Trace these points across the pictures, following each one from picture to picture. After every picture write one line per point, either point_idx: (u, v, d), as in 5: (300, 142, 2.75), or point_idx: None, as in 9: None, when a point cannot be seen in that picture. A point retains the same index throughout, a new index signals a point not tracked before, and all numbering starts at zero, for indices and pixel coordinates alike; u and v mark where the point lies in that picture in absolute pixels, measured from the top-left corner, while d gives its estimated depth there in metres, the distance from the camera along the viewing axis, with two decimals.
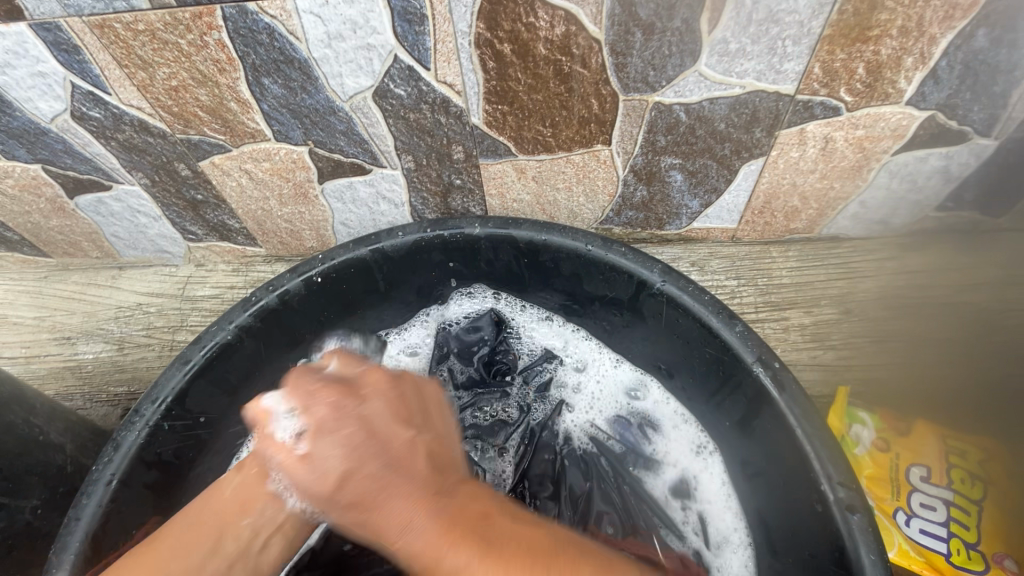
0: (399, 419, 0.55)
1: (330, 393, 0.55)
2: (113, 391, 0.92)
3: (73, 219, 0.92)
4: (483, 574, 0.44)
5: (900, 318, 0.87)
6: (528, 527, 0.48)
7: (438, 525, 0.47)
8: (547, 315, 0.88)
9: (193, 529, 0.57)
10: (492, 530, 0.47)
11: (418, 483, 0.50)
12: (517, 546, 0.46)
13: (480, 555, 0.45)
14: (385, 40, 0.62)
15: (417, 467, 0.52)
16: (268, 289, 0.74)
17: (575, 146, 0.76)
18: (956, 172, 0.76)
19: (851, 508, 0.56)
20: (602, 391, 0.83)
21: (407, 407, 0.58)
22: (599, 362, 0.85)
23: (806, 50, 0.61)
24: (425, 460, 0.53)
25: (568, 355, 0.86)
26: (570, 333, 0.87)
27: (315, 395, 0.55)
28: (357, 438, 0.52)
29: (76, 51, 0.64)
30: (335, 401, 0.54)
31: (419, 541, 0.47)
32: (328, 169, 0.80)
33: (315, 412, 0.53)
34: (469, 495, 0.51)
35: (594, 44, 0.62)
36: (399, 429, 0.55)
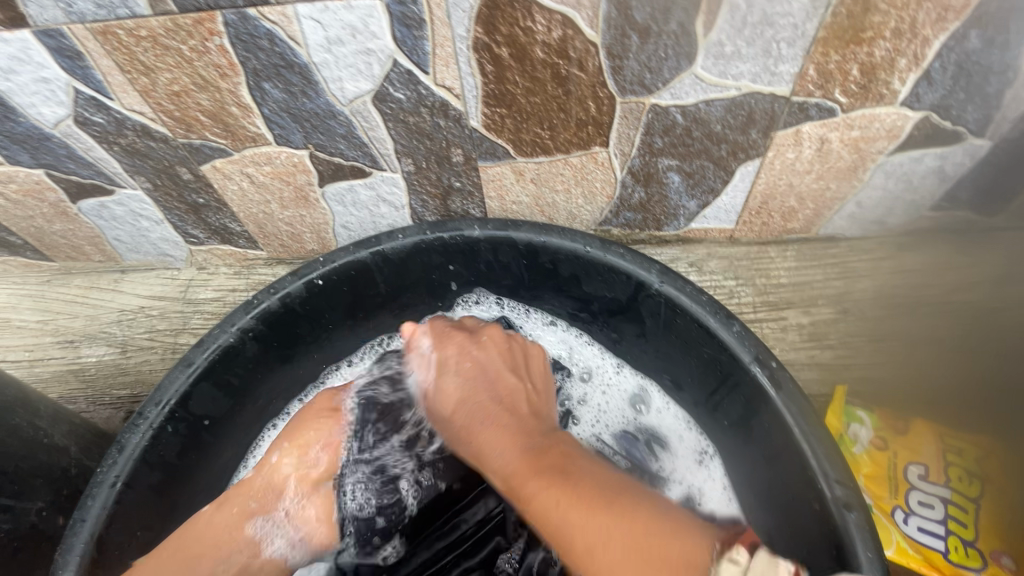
0: (508, 372, 0.70)
1: (458, 336, 0.74)
2: (115, 394, 0.93)
3: (76, 223, 0.92)
4: (550, 497, 0.54)
5: (897, 317, 0.88)
6: (609, 477, 0.56)
7: (527, 456, 0.59)
8: (551, 321, 0.89)
9: (171, 559, 0.63)
10: (572, 470, 0.57)
11: (520, 428, 0.63)
12: (597, 483, 0.55)
13: (553, 484, 0.55)
14: (384, 45, 0.63)
15: (521, 415, 0.66)
16: (270, 292, 0.74)
17: (573, 148, 0.76)
18: (951, 171, 0.77)
19: (849, 506, 0.57)
20: (611, 403, 0.84)
21: (515, 360, 0.72)
22: (603, 369, 0.86)
23: (801, 53, 0.62)
24: (526, 407, 0.67)
25: (573, 363, 0.87)
26: (574, 340, 0.88)
27: (448, 336, 0.74)
28: (469, 374, 0.70)
29: (79, 57, 0.65)
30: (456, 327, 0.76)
31: (512, 464, 0.59)
32: (329, 172, 0.81)
33: (445, 349, 0.72)
34: (557, 442, 0.62)
35: (591, 47, 0.63)
36: (504, 383, 0.69)
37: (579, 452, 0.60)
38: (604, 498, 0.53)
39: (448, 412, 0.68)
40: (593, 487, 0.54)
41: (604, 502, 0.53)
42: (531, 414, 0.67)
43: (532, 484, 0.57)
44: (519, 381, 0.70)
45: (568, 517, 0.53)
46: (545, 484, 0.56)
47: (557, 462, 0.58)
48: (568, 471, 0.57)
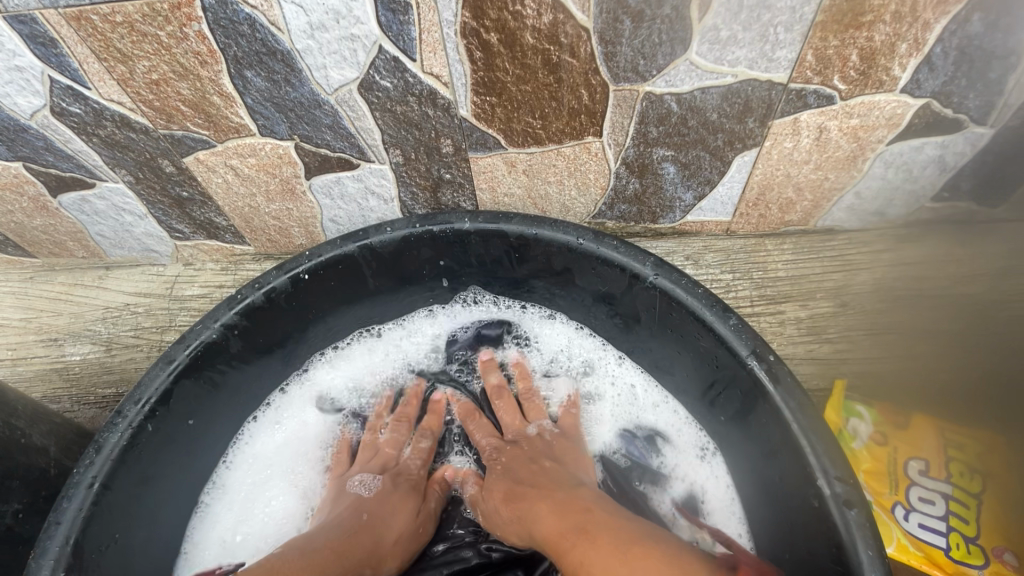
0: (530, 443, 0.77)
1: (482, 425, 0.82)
2: (101, 393, 0.91)
3: (57, 218, 0.90)
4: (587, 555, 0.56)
5: (898, 309, 0.86)
6: (625, 529, 0.58)
7: (552, 517, 0.63)
8: (549, 314, 0.87)
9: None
10: (592, 528, 0.59)
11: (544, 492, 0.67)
12: (613, 538, 0.57)
13: (585, 541, 0.58)
14: (369, 30, 0.61)
15: (542, 482, 0.69)
16: (254, 286, 0.72)
17: (565, 138, 0.74)
18: (952, 161, 0.75)
19: (849, 503, 0.55)
20: (614, 398, 0.82)
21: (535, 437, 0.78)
22: (604, 362, 0.84)
23: (798, 37, 0.60)
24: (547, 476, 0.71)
25: (572, 359, 0.85)
26: (573, 333, 0.86)
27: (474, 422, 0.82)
28: (500, 469, 0.74)
29: (53, 44, 0.63)
30: (486, 429, 0.81)
31: (544, 527, 0.63)
32: (315, 164, 0.79)
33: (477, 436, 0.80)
34: (580, 499, 0.65)
35: (582, 32, 0.61)
36: (530, 462, 0.73)
37: (599, 506, 0.63)
38: (618, 550, 0.55)
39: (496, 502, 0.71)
40: (611, 542, 0.57)
41: (619, 552, 0.55)
42: (556, 478, 0.70)
43: (562, 547, 0.59)
44: (547, 458, 0.74)
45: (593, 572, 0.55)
46: (570, 545, 0.59)
47: (577, 522, 0.61)
48: (589, 528, 0.59)
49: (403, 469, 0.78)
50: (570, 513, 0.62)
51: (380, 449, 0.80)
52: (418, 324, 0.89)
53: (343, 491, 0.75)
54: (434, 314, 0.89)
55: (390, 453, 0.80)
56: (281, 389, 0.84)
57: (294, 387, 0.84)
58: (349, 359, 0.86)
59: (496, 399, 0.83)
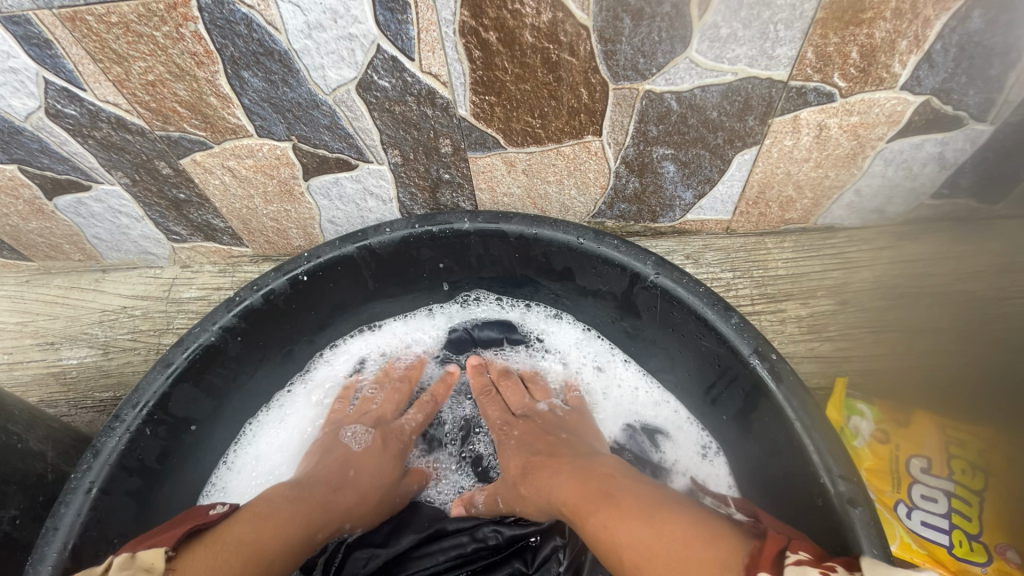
0: (556, 425, 0.75)
1: (495, 403, 0.81)
2: (99, 396, 0.90)
3: (53, 221, 0.89)
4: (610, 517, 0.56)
5: (898, 307, 0.86)
6: (650, 493, 0.58)
7: (575, 483, 0.62)
8: (556, 313, 0.86)
9: (213, 541, 0.56)
10: (617, 491, 0.59)
11: (570, 463, 0.66)
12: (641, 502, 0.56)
13: (606, 504, 0.57)
14: (367, 30, 0.60)
15: (560, 452, 0.69)
16: (253, 289, 0.72)
17: (565, 138, 0.74)
18: (951, 158, 0.75)
19: (853, 501, 0.55)
20: (621, 396, 0.82)
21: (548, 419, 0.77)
22: (613, 363, 0.84)
23: (799, 34, 0.60)
24: (561, 447, 0.70)
25: (579, 361, 0.85)
26: (580, 334, 0.86)
27: (489, 395, 0.82)
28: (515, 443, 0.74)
29: (48, 45, 0.62)
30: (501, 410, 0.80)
31: (565, 493, 0.62)
32: (313, 165, 0.79)
33: (489, 414, 0.80)
34: (597, 464, 0.65)
35: (582, 30, 0.60)
36: (546, 437, 0.73)
37: (620, 471, 0.62)
38: (646, 514, 0.54)
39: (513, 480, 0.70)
40: (638, 506, 0.56)
41: (647, 514, 0.54)
42: (574, 449, 0.70)
43: (584, 510, 0.59)
44: (561, 431, 0.74)
45: (620, 536, 0.54)
46: (595, 509, 0.58)
47: (601, 487, 0.60)
48: (606, 491, 0.59)
49: (396, 430, 0.79)
50: (592, 480, 0.62)
51: (375, 407, 0.81)
52: (422, 323, 0.89)
53: (335, 440, 0.76)
54: (437, 317, 0.89)
55: (387, 411, 0.81)
56: (285, 390, 0.84)
57: (298, 389, 0.85)
58: (347, 356, 0.87)
59: (501, 381, 0.84)
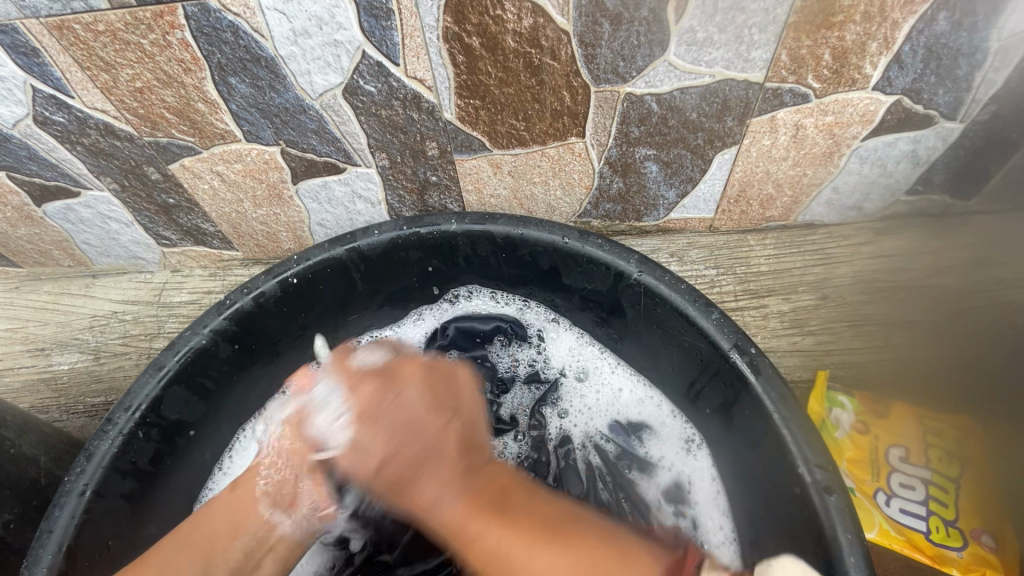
0: (430, 407, 0.61)
1: (371, 378, 0.62)
2: (89, 401, 0.90)
3: (42, 226, 0.90)
4: (505, 541, 0.51)
5: (876, 300, 0.88)
6: (541, 500, 0.55)
7: (468, 496, 0.55)
8: (553, 318, 0.87)
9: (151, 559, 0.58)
10: (512, 509, 0.54)
11: (447, 462, 0.58)
12: (533, 520, 0.52)
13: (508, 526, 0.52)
14: (352, 36, 0.62)
15: (447, 449, 0.59)
16: (243, 292, 0.73)
17: (549, 139, 0.76)
18: (924, 155, 0.78)
19: (829, 489, 0.57)
20: (601, 400, 0.83)
21: (438, 394, 0.63)
22: (599, 368, 0.84)
23: (773, 38, 0.61)
24: (455, 442, 0.60)
25: (571, 364, 0.85)
26: (574, 337, 0.86)
27: (360, 377, 0.62)
28: (395, 420, 0.59)
29: (35, 53, 0.63)
30: (378, 389, 0.61)
31: (453, 507, 0.55)
32: (302, 169, 0.80)
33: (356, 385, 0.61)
34: (496, 473, 0.58)
35: (562, 35, 0.62)
36: (440, 421, 0.60)
37: (518, 482, 0.58)
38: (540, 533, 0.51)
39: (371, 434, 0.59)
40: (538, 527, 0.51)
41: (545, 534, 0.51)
42: (467, 451, 0.60)
43: (474, 528, 0.53)
44: (454, 416, 0.62)
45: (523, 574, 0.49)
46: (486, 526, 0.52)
47: (495, 498, 0.55)
48: (512, 502, 0.55)
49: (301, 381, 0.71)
50: (490, 484, 0.57)
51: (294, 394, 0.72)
52: (412, 327, 0.89)
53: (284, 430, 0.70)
54: (426, 315, 0.89)
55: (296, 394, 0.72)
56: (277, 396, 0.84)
57: None
58: None
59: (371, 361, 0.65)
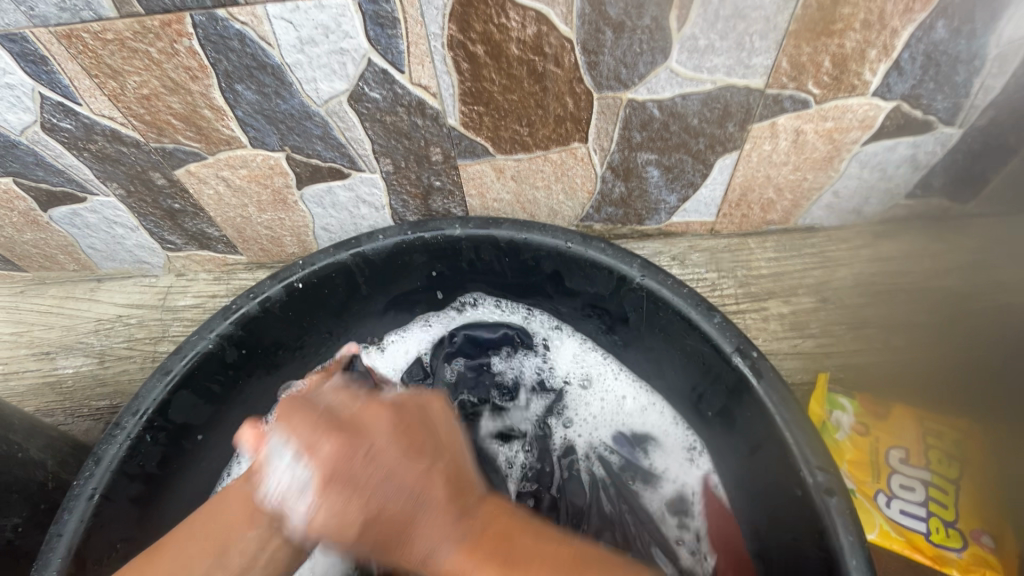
0: (408, 450, 0.50)
1: (330, 431, 0.50)
2: (95, 405, 0.91)
3: (47, 231, 0.90)
4: None
5: (876, 303, 0.89)
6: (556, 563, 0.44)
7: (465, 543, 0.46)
8: (557, 325, 0.88)
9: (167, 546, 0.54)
10: (513, 555, 0.45)
11: (440, 509, 0.48)
12: None
13: None
14: (357, 44, 0.62)
15: (437, 495, 0.49)
16: (249, 296, 0.73)
17: (552, 145, 0.76)
18: (923, 160, 0.78)
19: (830, 491, 0.57)
20: (605, 409, 0.83)
21: (415, 433, 0.52)
22: (603, 375, 0.85)
23: (773, 45, 0.62)
24: (445, 486, 0.50)
25: (575, 371, 0.86)
26: (578, 344, 0.87)
27: (314, 433, 0.50)
28: (368, 478, 0.48)
29: (43, 61, 0.63)
30: (341, 445, 0.49)
31: (449, 559, 0.46)
32: (307, 174, 0.80)
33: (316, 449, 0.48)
34: (492, 514, 0.49)
35: (566, 43, 0.63)
36: (425, 467, 0.50)
37: (519, 530, 0.48)
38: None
39: (335, 495, 0.48)
40: None
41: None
42: (445, 518, 0.48)
43: None
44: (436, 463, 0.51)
45: None
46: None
47: (495, 554, 0.45)
48: (516, 545, 0.46)
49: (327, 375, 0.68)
50: (491, 526, 0.48)
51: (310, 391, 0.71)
52: (418, 334, 0.90)
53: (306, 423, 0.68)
54: (433, 322, 0.91)
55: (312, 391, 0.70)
56: None
57: None
58: None
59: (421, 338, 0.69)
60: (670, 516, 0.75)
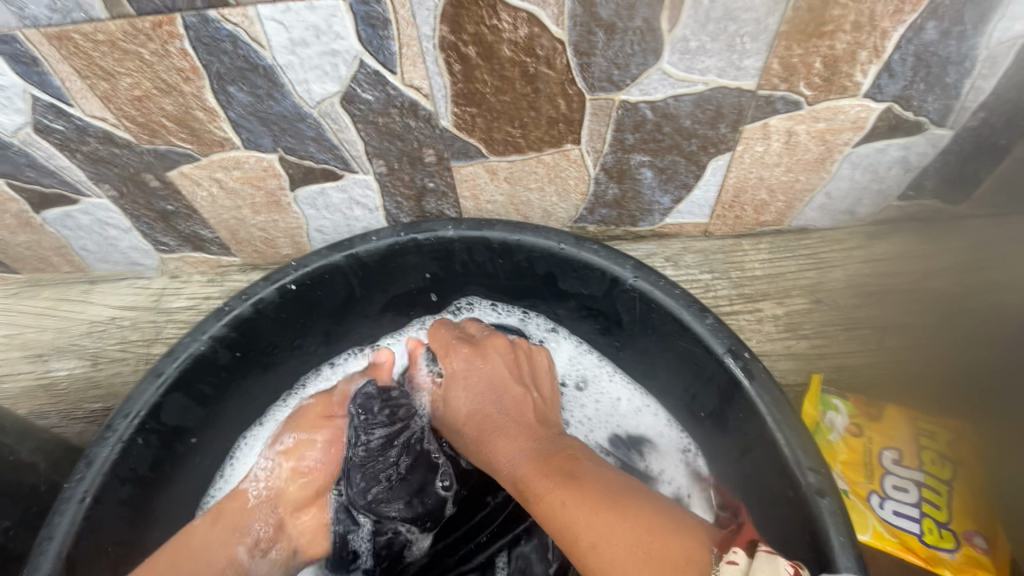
0: (514, 377, 0.74)
1: (464, 349, 0.76)
2: (88, 407, 0.91)
3: (40, 233, 0.90)
4: (564, 500, 0.57)
5: (869, 304, 0.89)
6: (613, 478, 0.59)
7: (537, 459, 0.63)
8: (553, 327, 0.88)
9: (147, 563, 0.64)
10: (578, 473, 0.59)
11: (524, 431, 0.68)
12: (601, 490, 0.56)
13: (569, 489, 0.57)
14: (349, 45, 0.62)
15: (525, 419, 0.70)
16: (242, 298, 0.73)
17: (545, 146, 0.76)
18: (915, 161, 0.79)
19: (821, 492, 0.57)
20: (601, 410, 0.83)
21: (521, 370, 0.75)
22: (598, 377, 0.85)
23: (764, 47, 0.62)
24: (532, 414, 0.71)
25: (571, 372, 0.86)
26: (574, 345, 0.87)
27: (453, 348, 0.77)
28: (477, 385, 0.73)
29: (35, 62, 0.63)
30: (467, 358, 0.75)
31: (523, 466, 0.63)
32: (300, 175, 0.80)
33: (454, 361, 0.75)
34: (564, 444, 0.65)
35: (557, 44, 0.63)
36: (516, 394, 0.73)
37: (586, 456, 0.62)
38: (607, 496, 0.56)
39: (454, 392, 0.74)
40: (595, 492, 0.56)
41: (605, 499, 0.55)
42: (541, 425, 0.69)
43: (538, 483, 0.60)
44: (533, 396, 0.73)
45: (572, 516, 0.55)
46: (551, 484, 0.59)
47: (565, 466, 0.61)
48: (575, 468, 0.60)
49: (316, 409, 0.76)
50: (561, 451, 0.63)
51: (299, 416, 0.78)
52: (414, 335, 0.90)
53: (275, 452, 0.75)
54: (428, 324, 0.90)
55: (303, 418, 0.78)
56: (278, 403, 0.84)
57: (292, 401, 0.85)
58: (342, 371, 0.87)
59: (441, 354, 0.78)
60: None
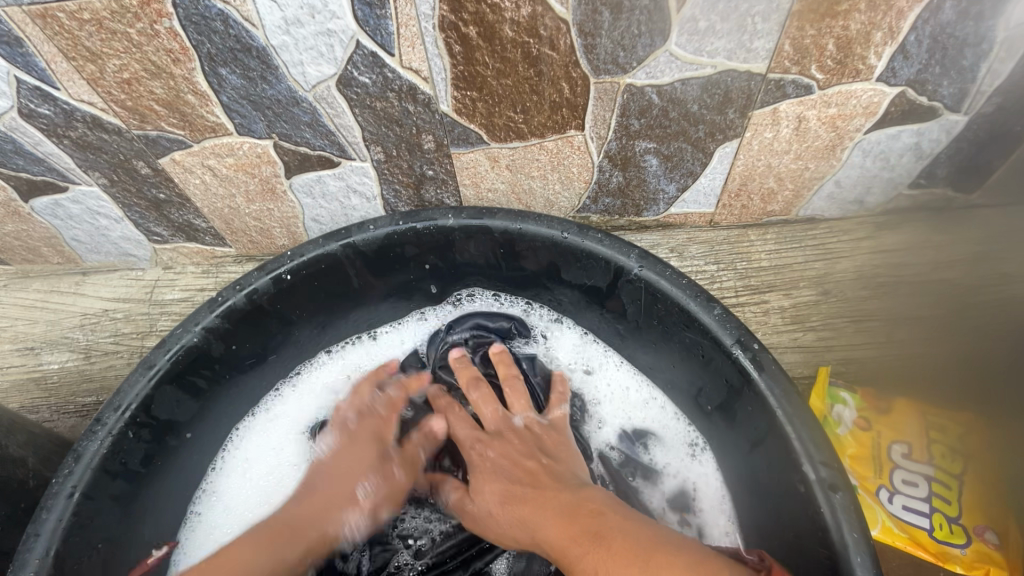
0: (527, 447, 0.71)
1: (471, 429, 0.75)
2: (81, 401, 0.89)
3: (30, 223, 0.88)
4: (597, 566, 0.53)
5: (879, 295, 0.87)
6: (643, 533, 0.54)
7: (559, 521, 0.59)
8: (557, 317, 0.86)
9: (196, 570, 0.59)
10: (605, 532, 0.55)
11: (542, 493, 0.63)
12: (631, 546, 0.53)
13: (596, 549, 0.54)
14: (345, 25, 0.60)
15: (543, 482, 0.65)
16: (235, 288, 0.71)
17: (547, 132, 0.74)
18: (927, 148, 0.77)
19: (834, 487, 0.56)
20: (608, 401, 0.81)
21: (533, 439, 0.72)
22: (605, 367, 0.83)
23: (776, 27, 0.60)
24: (548, 475, 0.66)
25: (576, 364, 0.84)
26: (580, 337, 0.85)
27: (462, 431, 0.75)
28: (489, 463, 0.70)
29: (18, 43, 0.61)
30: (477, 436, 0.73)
31: (549, 532, 0.59)
32: (295, 163, 0.78)
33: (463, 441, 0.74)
34: (585, 499, 0.61)
35: (561, 24, 0.60)
36: (528, 458, 0.69)
37: (609, 507, 0.59)
38: (638, 557, 0.52)
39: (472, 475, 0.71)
40: (627, 550, 0.53)
41: (637, 558, 0.52)
42: (557, 478, 0.66)
43: (570, 549, 0.56)
44: (544, 455, 0.70)
45: None
46: (581, 550, 0.55)
47: (590, 526, 0.57)
48: (601, 525, 0.56)
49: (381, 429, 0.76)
50: (585, 508, 0.59)
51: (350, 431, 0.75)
52: (414, 325, 0.88)
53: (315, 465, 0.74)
54: (428, 314, 0.88)
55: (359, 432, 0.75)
56: (273, 392, 0.82)
57: (286, 390, 0.83)
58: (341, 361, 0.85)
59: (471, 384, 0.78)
60: (670, 510, 0.73)
